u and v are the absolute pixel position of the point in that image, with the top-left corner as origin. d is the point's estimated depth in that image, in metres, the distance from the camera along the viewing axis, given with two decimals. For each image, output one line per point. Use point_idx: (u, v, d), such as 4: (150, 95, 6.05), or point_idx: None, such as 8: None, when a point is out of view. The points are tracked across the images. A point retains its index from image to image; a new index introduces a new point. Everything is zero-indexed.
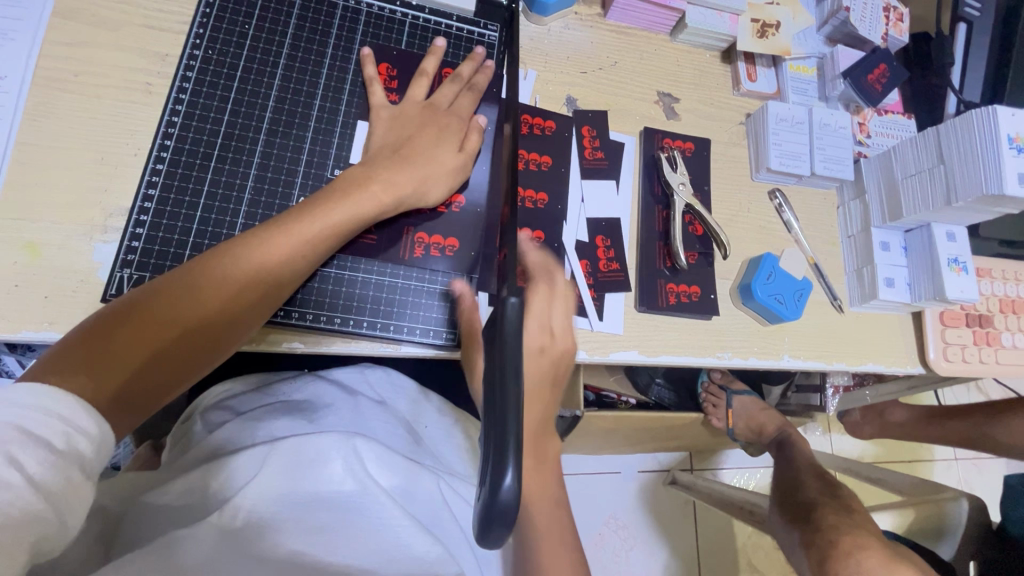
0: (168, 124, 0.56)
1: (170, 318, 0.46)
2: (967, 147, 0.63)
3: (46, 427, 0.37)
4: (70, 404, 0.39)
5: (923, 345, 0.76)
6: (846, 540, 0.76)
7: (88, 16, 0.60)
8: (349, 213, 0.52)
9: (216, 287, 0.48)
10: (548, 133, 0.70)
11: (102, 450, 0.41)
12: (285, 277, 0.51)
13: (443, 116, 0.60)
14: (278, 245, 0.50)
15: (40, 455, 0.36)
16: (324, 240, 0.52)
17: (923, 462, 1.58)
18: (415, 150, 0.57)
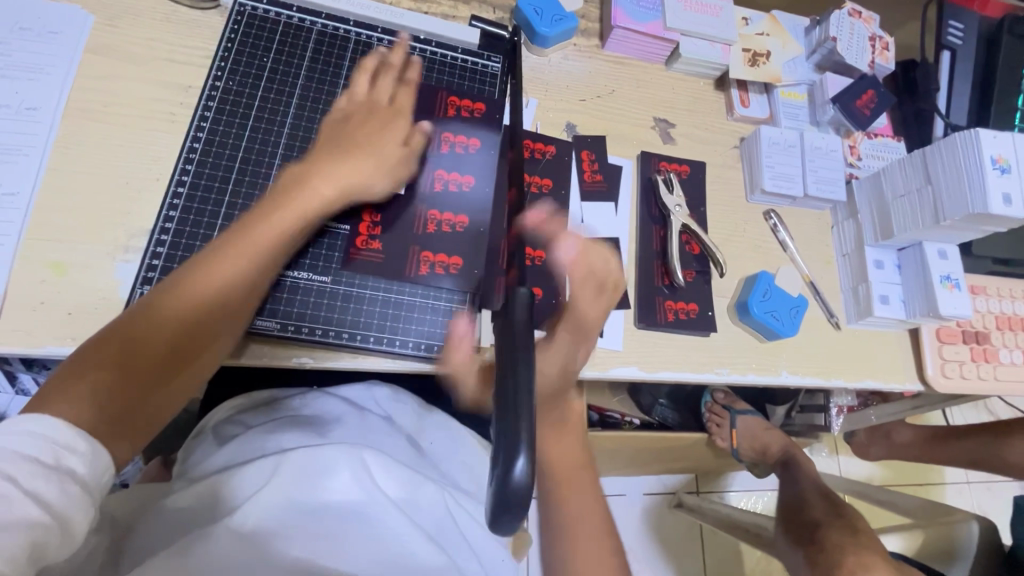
0: (189, 150, 0.60)
1: (147, 338, 0.48)
2: (953, 168, 0.66)
3: (38, 446, 0.40)
4: (60, 424, 0.41)
5: (921, 362, 0.77)
6: (851, 559, 0.75)
7: (117, 52, 0.64)
8: (279, 219, 0.54)
9: (178, 304, 0.50)
10: (548, 157, 0.73)
11: (103, 470, 0.43)
12: (243, 285, 0.53)
13: (389, 113, 0.62)
14: (220, 258, 0.52)
15: (48, 475, 0.39)
16: None
17: (934, 485, 1.56)
18: (361, 147, 0.59)
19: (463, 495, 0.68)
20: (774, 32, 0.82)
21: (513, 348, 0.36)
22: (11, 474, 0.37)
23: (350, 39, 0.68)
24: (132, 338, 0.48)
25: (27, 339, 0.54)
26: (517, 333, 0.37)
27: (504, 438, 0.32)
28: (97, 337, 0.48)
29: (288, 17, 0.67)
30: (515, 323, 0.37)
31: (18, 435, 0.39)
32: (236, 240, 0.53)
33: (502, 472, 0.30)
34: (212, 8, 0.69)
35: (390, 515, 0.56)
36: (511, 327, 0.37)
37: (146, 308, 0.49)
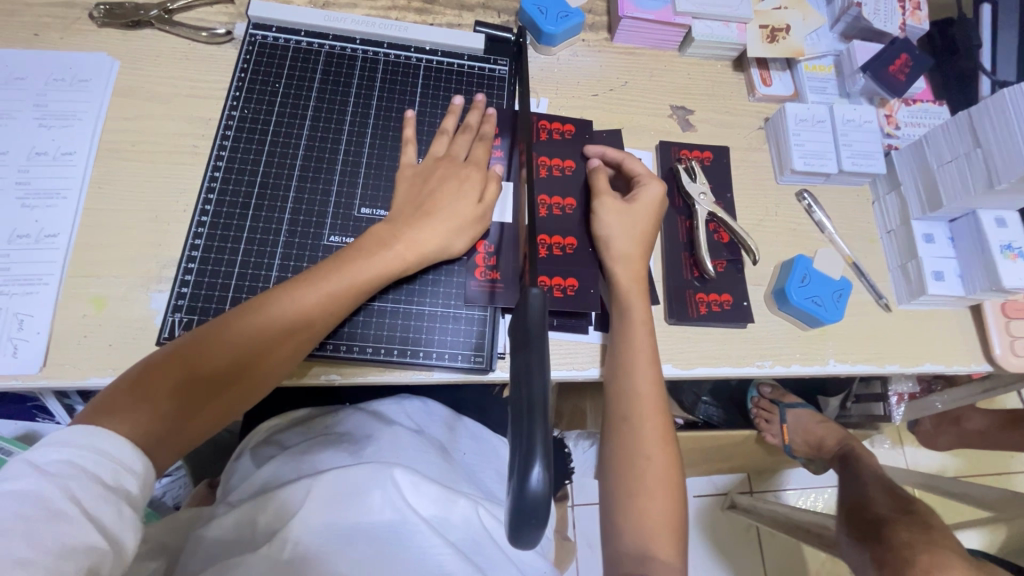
0: (210, 179, 0.62)
1: (208, 360, 0.49)
2: (1003, 127, 0.61)
3: (99, 465, 0.42)
4: (119, 444, 0.43)
5: (987, 340, 0.70)
6: (924, 558, 0.70)
7: (142, 93, 0.67)
8: (370, 271, 0.55)
9: (247, 331, 0.50)
10: (568, 136, 0.71)
11: (146, 487, 0.45)
12: (315, 327, 0.53)
13: (463, 168, 0.62)
14: (305, 299, 0.52)
15: (94, 489, 0.40)
16: (349, 295, 0.54)
17: (1014, 474, 1.44)
18: (439, 202, 0.59)
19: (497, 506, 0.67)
20: (792, 5, 0.78)
21: (528, 353, 0.35)
22: (73, 491, 0.39)
23: (357, 57, 0.69)
24: (193, 356, 0.49)
25: (73, 371, 0.56)
26: (530, 326, 0.36)
27: (521, 445, 0.31)
28: (166, 349, 0.49)
29: (297, 42, 0.68)
30: (528, 317, 0.36)
31: (66, 449, 0.41)
32: (323, 286, 0.53)
33: (519, 481, 0.30)
34: (226, 42, 0.71)
35: (421, 534, 0.55)
36: (525, 329, 0.36)
37: (218, 329, 0.50)
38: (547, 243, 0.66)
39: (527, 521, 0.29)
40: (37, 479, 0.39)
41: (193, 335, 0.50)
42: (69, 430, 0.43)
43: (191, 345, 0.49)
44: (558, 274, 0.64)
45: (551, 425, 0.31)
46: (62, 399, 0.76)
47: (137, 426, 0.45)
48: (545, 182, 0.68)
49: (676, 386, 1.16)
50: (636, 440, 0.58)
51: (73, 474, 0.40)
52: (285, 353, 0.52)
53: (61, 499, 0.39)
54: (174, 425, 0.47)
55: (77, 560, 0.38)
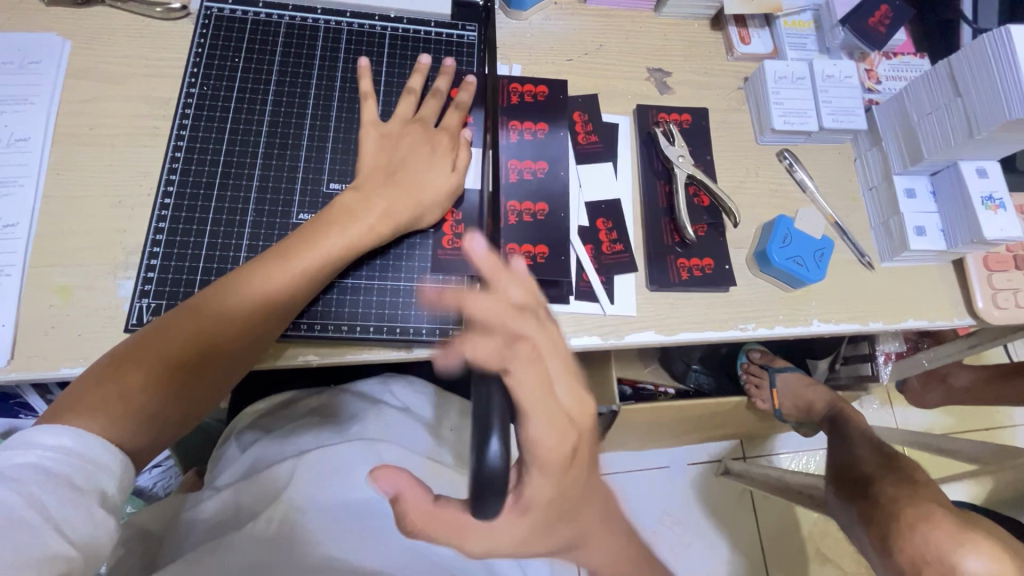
0: (171, 161, 0.60)
1: (179, 347, 0.48)
2: (983, 74, 0.59)
3: (67, 466, 0.40)
4: (86, 439, 0.42)
5: (970, 294, 0.70)
6: (909, 511, 0.71)
7: (96, 74, 0.65)
8: (337, 243, 0.53)
9: (216, 315, 0.49)
10: (541, 99, 0.68)
11: (125, 486, 0.44)
12: (285, 303, 0.52)
13: (433, 134, 0.60)
14: (269, 277, 0.51)
15: (63, 492, 0.39)
16: (320, 270, 0.53)
17: (1003, 429, 1.46)
18: (407, 168, 0.58)
19: None
20: None
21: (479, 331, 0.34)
22: (38, 497, 0.38)
23: (319, 27, 0.66)
24: (162, 345, 0.48)
25: (42, 363, 0.55)
26: None
27: (479, 421, 0.31)
28: (131, 343, 0.48)
29: (255, 13, 0.65)
30: None
31: (33, 451, 0.40)
32: (293, 263, 0.52)
33: (478, 456, 0.30)
34: (182, 17, 0.68)
35: None
36: None
37: (184, 315, 0.49)
38: (517, 209, 0.64)
39: (487, 493, 0.30)
40: (0, 484, 0.38)
41: (159, 324, 0.49)
42: (36, 430, 0.41)
43: (160, 334, 0.48)
44: (529, 241, 0.63)
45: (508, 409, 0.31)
46: (43, 393, 0.75)
47: (112, 417, 0.44)
48: (516, 146, 0.66)
49: (665, 356, 1.18)
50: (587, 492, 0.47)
51: (40, 477, 0.39)
52: (259, 332, 0.51)
53: (23, 506, 0.37)
54: (153, 414, 0.46)
55: (45, 569, 0.37)
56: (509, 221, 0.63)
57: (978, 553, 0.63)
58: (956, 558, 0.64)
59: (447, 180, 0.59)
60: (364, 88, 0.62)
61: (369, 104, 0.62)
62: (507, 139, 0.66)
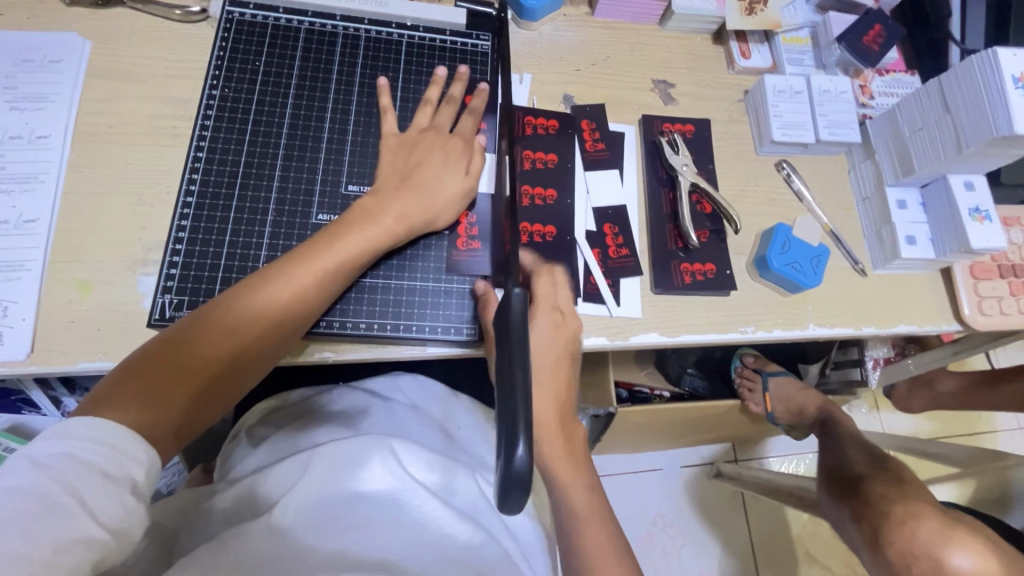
0: (193, 160, 0.61)
1: (207, 346, 0.49)
2: (971, 93, 0.62)
3: (99, 455, 0.41)
4: (117, 432, 0.43)
5: (957, 301, 0.73)
6: (898, 509, 0.73)
7: (117, 74, 0.66)
8: (360, 247, 0.55)
9: (242, 315, 0.51)
10: (553, 132, 0.71)
11: (153, 475, 0.45)
12: (309, 305, 0.53)
13: (449, 138, 0.63)
14: (294, 278, 0.52)
15: (95, 481, 0.40)
16: (342, 272, 0.55)
17: (984, 434, 1.51)
18: (425, 172, 0.60)
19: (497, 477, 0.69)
20: None
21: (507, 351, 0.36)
22: (72, 485, 0.40)
23: (338, 33, 0.68)
24: (190, 345, 0.49)
25: (63, 357, 0.56)
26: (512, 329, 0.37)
27: (508, 429, 0.33)
28: (160, 339, 0.49)
29: (276, 18, 0.67)
30: (511, 321, 0.38)
31: (65, 441, 0.41)
32: (318, 265, 0.53)
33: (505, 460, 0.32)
34: (202, 20, 0.70)
35: (420, 498, 0.57)
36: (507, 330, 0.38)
37: (211, 315, 0.50)
38: (529, 231, 0.67)
39: (508, 491, 0.32)
40: (37, 473, 0.39)
41: (187, 322, 0.50)
42: (68, 421, 0.43)
43: (187, 334, 0.49)
44: (538, 260, 0.66)
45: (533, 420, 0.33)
46: (47, 389, 0.75)
47: (145, 415, 0.45)
48: (528, 175, 0.69)
49: (662, 359, 1.21)
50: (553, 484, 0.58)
51: (74, 467, 0.40)
52: (282, 332, 0.53)
53: (61, 494, 0.39)
54: (182, 411, 0.48)
55: (80, 554, 0.39)
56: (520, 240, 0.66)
57: (965, 549, 0.66)
58: (944, 553, 0.67)
59: (463, 185, 0.61)
60: (383, 104, 0.65)
61: (387, 119, 0.64)
62: (520, 166, 0.69)
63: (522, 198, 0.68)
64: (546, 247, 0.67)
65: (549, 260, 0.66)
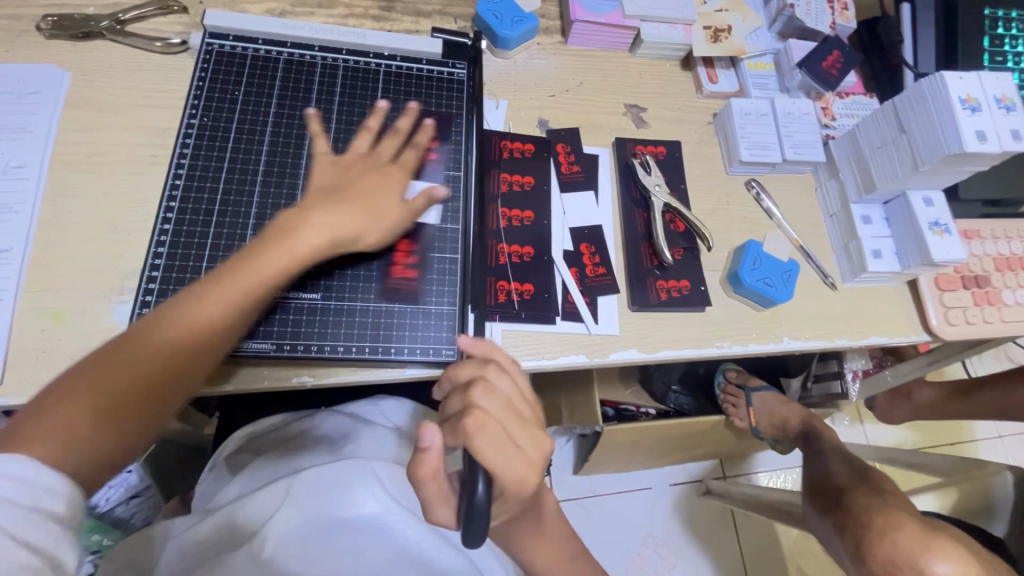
0: (171, 188, 0.61)
1: (116, 379, 0.47)
2: (923, 114, 0.65)
3: (19, 488, 0.39)
4: (25, 463, 0.41)
5: (924, 312, 0.76)
6: (879, 520, 0.74)
7: (95, 104, 0.67)
8: (278, 265, 0.53)
9: (150, 346, 0.49)
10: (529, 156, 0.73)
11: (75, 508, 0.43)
12: (223, 330, 0.51)
13: (387, 166, 0.62)
14: (205, 305, 0.51)
15: (18, 513, 0.38)
16: (258, 291, 0.53)
17: (966, 443, 1.53)
18: (360, 193, 0.58)
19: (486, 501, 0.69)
20: (733, 7, 0.83)
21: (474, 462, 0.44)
22: None
23: (316, 63, 0.70)
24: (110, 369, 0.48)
25: (33, 388, 0.55)
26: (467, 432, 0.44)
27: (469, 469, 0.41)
28: (64, 377, 0.47)
29: (255, 49, 0.69)
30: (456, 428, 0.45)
31: None
32: (232, 288, 0.51)
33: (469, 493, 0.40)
34: (182, 51, 0.71)
35: (403, 521, 0.57)
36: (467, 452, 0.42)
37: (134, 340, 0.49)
38: (507, 251, 0.68)
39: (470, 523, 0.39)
40: None
41: (91, 358, 0.48)
42: None
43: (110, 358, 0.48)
44: (515, 279, 0.67)
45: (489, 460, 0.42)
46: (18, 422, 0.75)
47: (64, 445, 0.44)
48: (506, 197, 0.71)
49: (646, 377, 1.22)
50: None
51: None
52: (200, 360, 0.51)
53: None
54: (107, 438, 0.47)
55: None
56: (497, 260, 0.68)
57: (944, 558, 0.67)
58: (925, 563, 0.67)
59: (401, 212, 0.61)
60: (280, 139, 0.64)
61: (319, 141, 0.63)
62: (498, 189, 0.71)
63: (500, 219, 0.70)
64: (523, 266, 0.68)
65: (526, 280, 0.67)
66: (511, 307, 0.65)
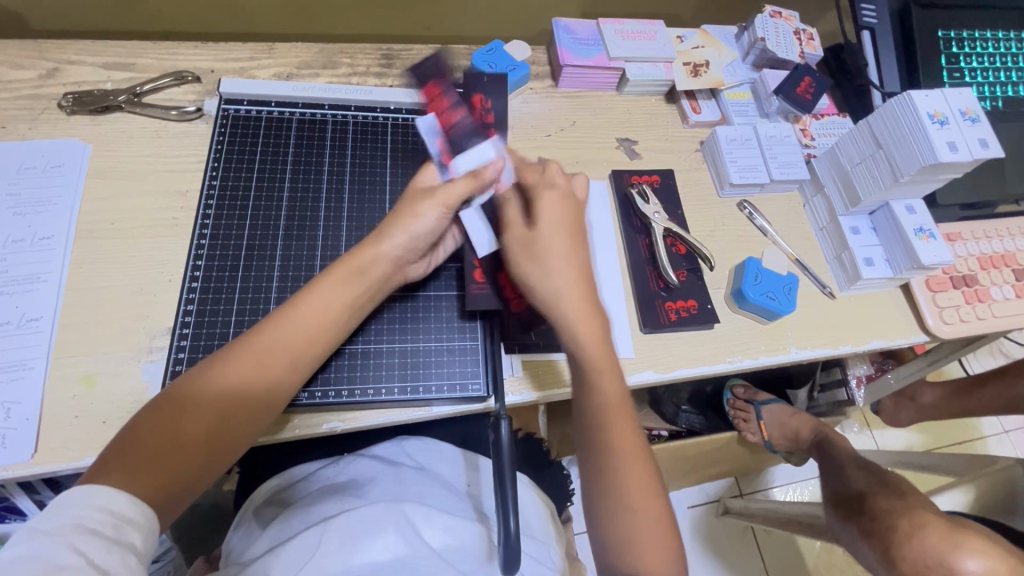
0: (197, 248, 0.64)
1: (188, 417, 0.49)
2: (896, 129, 0.70)
3: (102, 520, 0.42)
4: (102, 494, 0.43)
5: (920, 314, 0.79)
6: (904, 522, 0.75)
7: (117, 173, 0.70)
8: (319, 306, 0.55)
9: (259, 372, 0.52)
10: None
11: (151, 535, 0.45)
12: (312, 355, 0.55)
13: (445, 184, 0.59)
14: (268, 348, 0.53)
15: (94, 541, 0.41)
16: (317, 328, 0.55)
17: (973, 440, 1.55)
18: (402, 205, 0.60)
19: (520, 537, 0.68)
20: (708, 43, 0.90)
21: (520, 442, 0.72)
22: (77, 546, 0.40)
23: (328, 121, 0.74)
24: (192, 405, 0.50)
25: (67, 454, 0.55)
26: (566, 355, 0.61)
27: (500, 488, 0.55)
28: (142, 423, 0.49)
29: (268, 112, 0.73)
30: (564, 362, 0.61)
31: (67, 509, 0.42)
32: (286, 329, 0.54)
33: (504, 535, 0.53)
34: (197, 118, 0.75)
35: (436, 566, 0.57)
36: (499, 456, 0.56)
37: (210, 379, 0.51)
38: None
39: (509, 559, 0.52)
40: (44, 542, 0.39)
41: (159, 402, 0.50)
42: (66, 492, 0.43)
43: (178, 397, 0.50)
44: None
45: (512, 473, 0.55)
46: (34, 493, 0.74)
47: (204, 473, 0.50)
48: None
49: (656, 400, 1.23)
50: (613, 491, 0.57)
51: (73, 533, 0.40)
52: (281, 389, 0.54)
53: (67, 555, 0.39)
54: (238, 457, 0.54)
55: None
56: None
57: (973, 555, 0.68)
58: (953, 562, 0.68)
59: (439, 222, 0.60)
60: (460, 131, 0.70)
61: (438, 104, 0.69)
62: None
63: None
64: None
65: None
66: (530, 338, 0.67)
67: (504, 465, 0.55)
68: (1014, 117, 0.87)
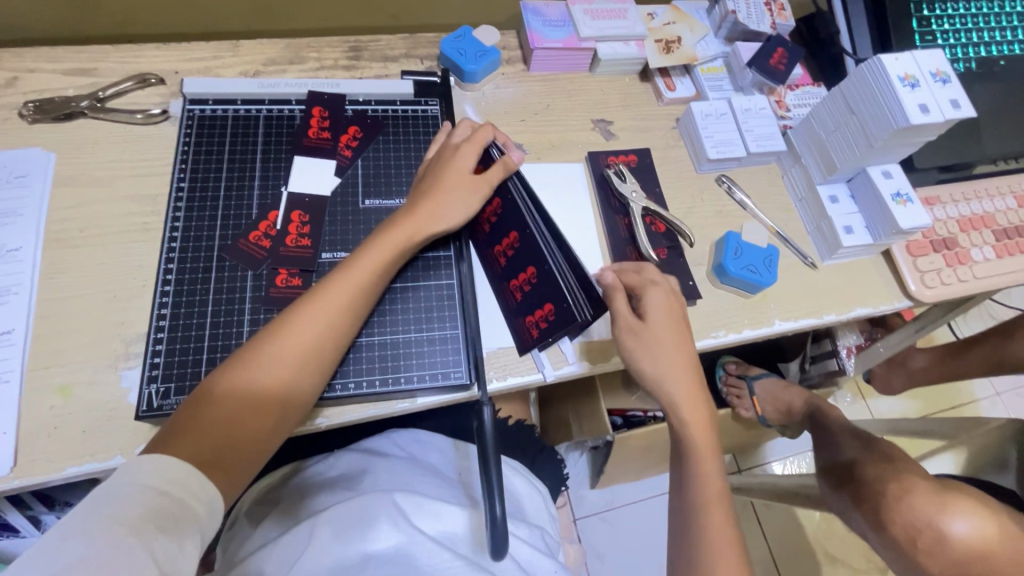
0: (168, 251, 0.64)
1: (240, 404, 0.52)
2: (868, 94, 0.70)
3: (163, 496, 0.44)
4: (167, 464, 0.46)
5: (902, 279, 0.79)
6: (893, 486, 0.76)
7: (84, 180, 0.68)
8: (349, 285, 0.58)
9: (295, 355, 0.54)
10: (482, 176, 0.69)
11: (210, 512, 0.47)
12: (345, 331, 0.58)
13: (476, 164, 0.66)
14: (304, 330, 0.55)
15: (152, 517, 0.42)
16: (350, 305, 0.58)
17: (966, 404, 1.56)
18: (432, 199, 0.63)
19: (514, 521, 0.68)
20: (679, 19, 0.89)
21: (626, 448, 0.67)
22: (137, 523, 0.41)
23: (295, 116, 0.73)
24: (252, 385, 0.53)
25: (48, 465, 0.55)
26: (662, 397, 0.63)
27: (484, 462, 0.55)
28: (200, 415, 0.51)
29: (235, 110, 0.72)
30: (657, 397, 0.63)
31: (137, 480, 0.44)
32: (321, 311, 0.56)
33: (493, 516, 0.53)
34: (163, 120, 0.73)
35: (430, 552, 0.57)
36: (483, 441, 0.56)
37: (254, 369, 0.53)
38: (519, 283, 0.66)
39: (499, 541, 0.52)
40: (104, 514, 0.41)
41: (209, 396, 0.52)
42: (135, 460, 0.46)
43: (220, 389, 0.52)
44: (537, 306, 0.64)
45: (497, 453, 0.55)
46: (25, 509, 0.74)
47: (278, 437, 0.55)
48: (491, 232, 0.68)
49: None
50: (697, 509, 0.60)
51: (137, 506, 0.42)
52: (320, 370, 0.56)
53: (126, 529, 0.40)
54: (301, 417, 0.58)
55: None
56: (515, 298, 0.66)
57: (961, 514, 0.69)
58: (943, 523, 0.69)
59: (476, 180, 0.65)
60: (479, 138, 0.67)
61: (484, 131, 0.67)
62: (483, 231, 0.69)
63: (514, 293, 0.66)
64: (554, 330, 0.62)
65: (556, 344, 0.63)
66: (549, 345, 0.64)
67: (488, 450, 0.55)
68: (987, 78, 0.87)
